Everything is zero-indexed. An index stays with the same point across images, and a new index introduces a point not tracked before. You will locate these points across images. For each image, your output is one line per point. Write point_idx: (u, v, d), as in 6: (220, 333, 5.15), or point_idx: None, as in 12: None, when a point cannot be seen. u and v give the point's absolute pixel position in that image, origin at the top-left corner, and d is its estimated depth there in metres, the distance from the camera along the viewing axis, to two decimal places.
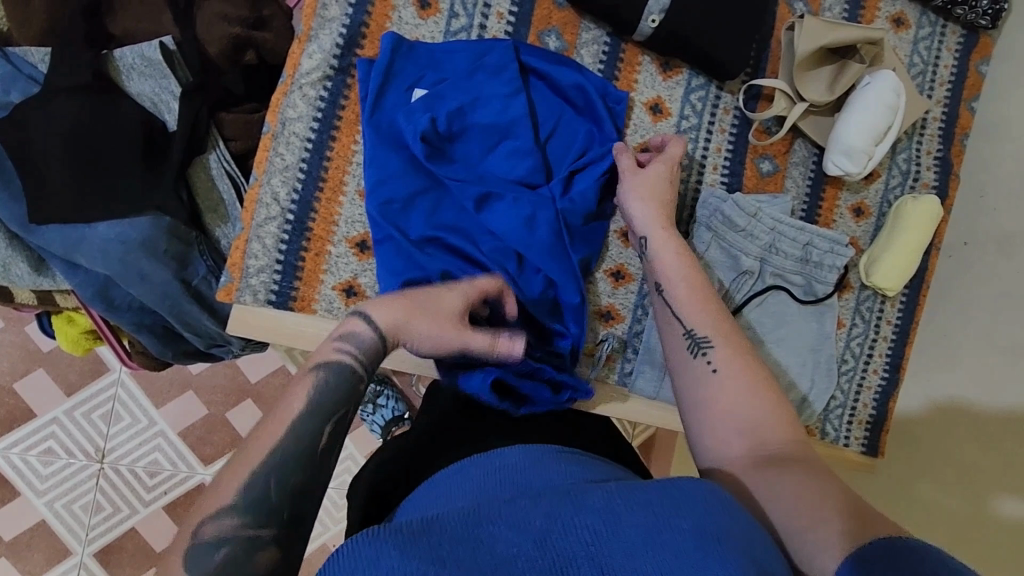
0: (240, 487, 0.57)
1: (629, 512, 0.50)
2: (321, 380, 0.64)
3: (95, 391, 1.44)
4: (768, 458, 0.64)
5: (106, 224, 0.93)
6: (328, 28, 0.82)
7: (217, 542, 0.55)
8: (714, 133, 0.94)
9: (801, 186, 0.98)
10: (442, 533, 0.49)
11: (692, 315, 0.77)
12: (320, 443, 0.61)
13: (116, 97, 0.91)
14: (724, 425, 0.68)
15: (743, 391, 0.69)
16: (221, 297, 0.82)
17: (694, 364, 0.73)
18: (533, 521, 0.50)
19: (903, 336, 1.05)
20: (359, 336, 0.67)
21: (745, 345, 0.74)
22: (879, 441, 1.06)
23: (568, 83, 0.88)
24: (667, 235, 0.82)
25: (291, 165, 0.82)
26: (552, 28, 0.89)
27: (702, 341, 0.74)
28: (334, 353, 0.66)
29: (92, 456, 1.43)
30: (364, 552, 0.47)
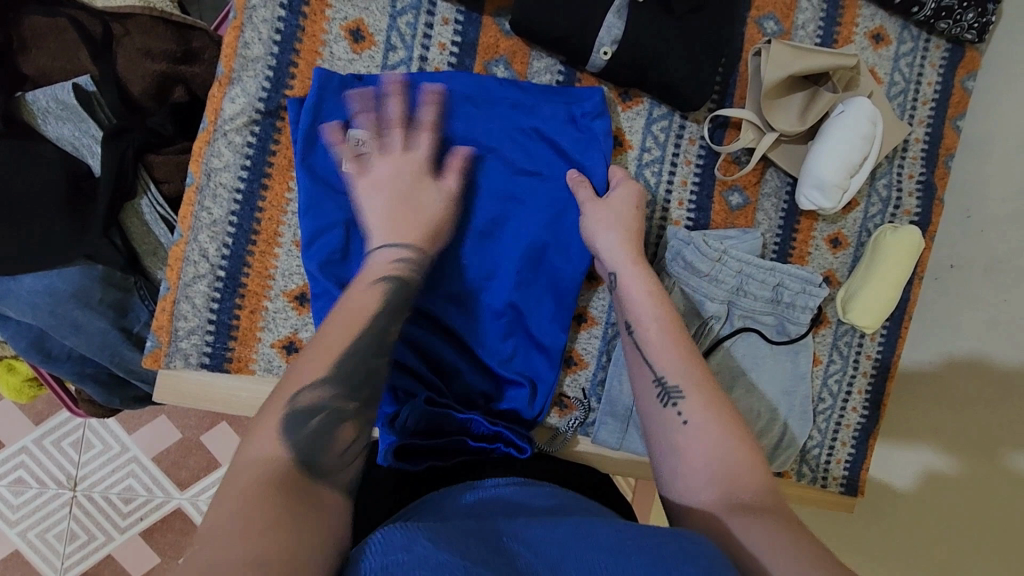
0: (332, 362, 0.58)
1: (636, 548, 0.47)
2: (390, 289, 0.67)
3: (63, 419, 1.40)
4: (737, 503, 0.58)
5: (32, 276, 0.88)
6: (252, 69, 0.76)
7: (310, 410, 0.55)
8: (679, 165, 0.88)
9: (774, 219, 0.92)
10: (467, 537, 0.48)
11: (661, 359, 0.70)
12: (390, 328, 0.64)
13: (34, 142, 0.85)
14: (698, 473, 0.62)
15: (713, 445, 0.63)
16: (147, 362, 0.76)
17: (664, 413, 0.67)
18: (558, 540, 0.48)
19: (884, 371, 0.99)
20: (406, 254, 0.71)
21: (719, 397, 0.67)
22: (859, 481, 1.01)
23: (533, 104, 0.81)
24: (639, 267, 0.76)
25: (219, 219, 0.76)
26: (500, 58, 0.82)
27: (672, 390, 0.68)
28: (392, 267, 0.70)
29: (64, 484, 1.39)
30: (399, 538, 0.45)
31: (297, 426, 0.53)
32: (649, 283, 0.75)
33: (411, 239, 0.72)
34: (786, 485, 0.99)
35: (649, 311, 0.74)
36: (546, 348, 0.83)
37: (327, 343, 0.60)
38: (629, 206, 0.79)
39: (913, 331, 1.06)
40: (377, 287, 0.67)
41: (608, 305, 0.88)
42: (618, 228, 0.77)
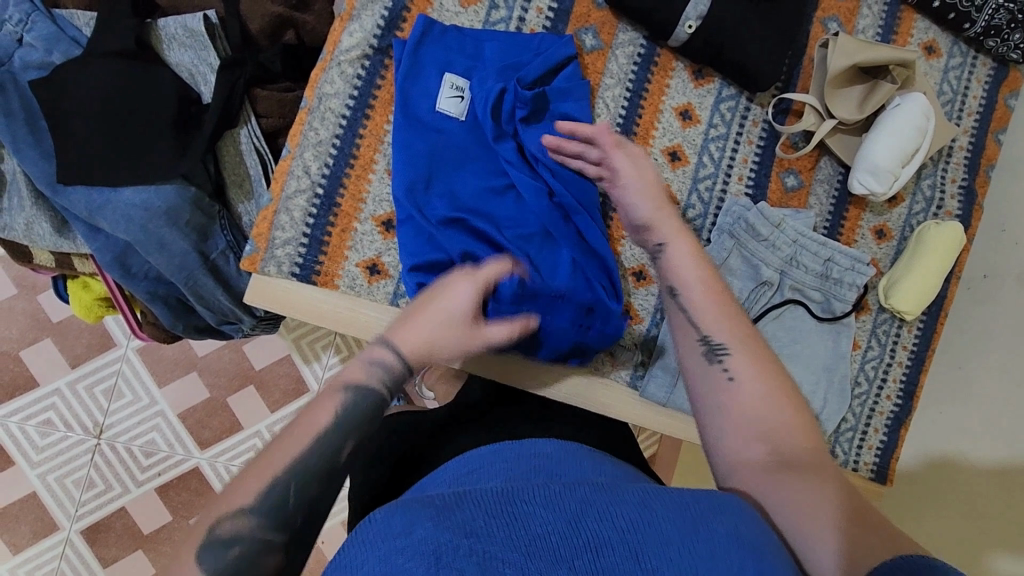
0: (288, 464, 0.55)
1: (663, 508, 0.51)
2: (349, 401, 0.60)
3: (98, 366, 1.36)
4: (785, 461, 0.59)
5: (132, 189, 0.93)
6: (371, 10, 0.83)
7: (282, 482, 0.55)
8: (742, 143, 0.95)
9: (824, 204, 0.98)
10: (474, 504, 0.50)
11: (708, 321, 0.69)
12: (342, 455, 0.58)
13: (157, 65, 0.93)
14: (745, 429, 0.62)
15: (762, 399, 0.63)
16: (244, 264, 0.82)
17: (709, 371, 0.66)
18: (576, 498, 0.51)
19: (918, 363, 1.04)
20: (387, 362, 0.63)
21: (767, 359, 0.67)
22: (889, 468, 1.04)
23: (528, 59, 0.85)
24: (683, 241, 0.74)
25: (324, 140, 0.82)
26: (590, 27, 0.90)
27: (717, 348, 0.67)
28: (362, 375, 0.62)
29: (89, 431, 1.35)
30: (395, 521, 0.49)
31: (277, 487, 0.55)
32: (693, 246, 0.74)
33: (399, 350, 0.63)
34: None
35: (694, 275, 0.72)
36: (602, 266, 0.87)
37: (271, 456, 0.56)
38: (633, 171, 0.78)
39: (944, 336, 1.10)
40: (330, 400, 0.59)
41: None
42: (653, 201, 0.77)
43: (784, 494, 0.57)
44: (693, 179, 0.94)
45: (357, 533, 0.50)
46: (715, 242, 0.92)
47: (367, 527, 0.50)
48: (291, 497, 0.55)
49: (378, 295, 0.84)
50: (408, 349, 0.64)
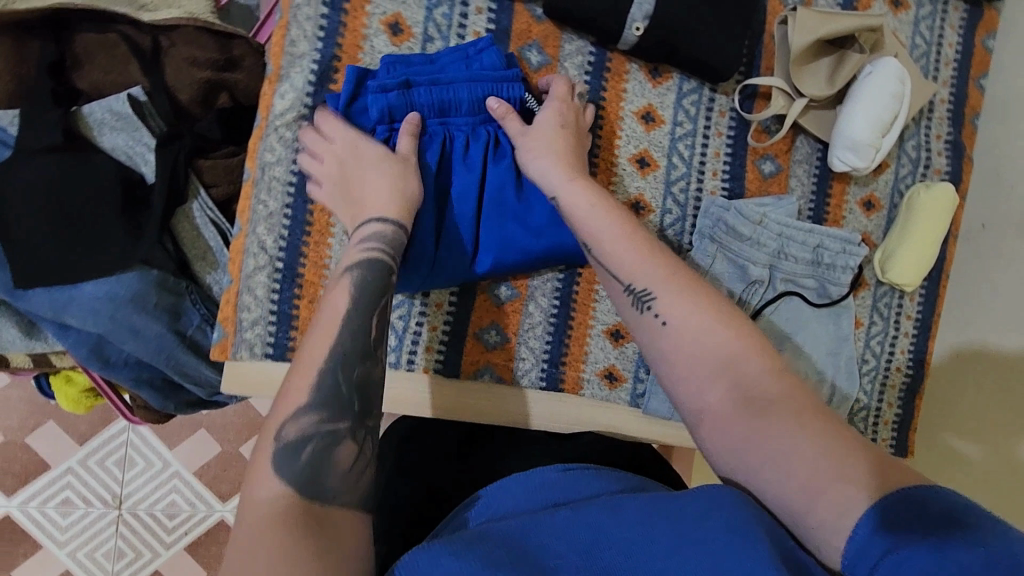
0: (329, 353, 0.61)
1: (668, 521, 0.47)
2: (356, 279, 0.67)
3: (107, 438, 1.31)
4: (753, 404, 0.55)
5: (93, 282, 0.90)
6: (299, 66, 0.78)
7: (300, 441, 0.55)
8: (711, 137, 0.91)
9: (806, 184, 0.94)
10: (495, 541, 0.48)
11: (621, 268, 0.67)
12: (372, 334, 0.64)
13: (92, 153, 0.88)
14: (697, 372, 0.59)
15: (703, 333, 0.60)
16: (214, 353, 0.80)
17: (642, 319, 0.63)
18: (582, 526, 0.48)
19: (926, 329, 1.02)
20: (374, 230, 0.70)
21: (698, 287, 0.63)
22: (908, 442, 1.03)
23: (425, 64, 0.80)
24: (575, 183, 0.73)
25: (275, 212, 0.78)
26: (533, 43, 0.85)
27: (643, 294, 0.64)
28: (358, 253, 0.69)
29: (109, 503, 1.29)
30: (422, 558, 0.46)
31: (289, 458, 0.54)
32: (590, 189, 0.72)
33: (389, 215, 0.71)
34: None
35: (600, 219, 0.70)
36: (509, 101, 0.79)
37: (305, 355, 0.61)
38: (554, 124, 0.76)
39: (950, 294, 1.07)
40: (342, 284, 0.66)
41: None
42: (552, 151, 0.75)
43: (764, 446, 0.53)
44: (666, 183, 0.90)
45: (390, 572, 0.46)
46: (698, 246, 0.89)
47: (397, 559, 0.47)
48: (340, 379, 0.60)
49: None
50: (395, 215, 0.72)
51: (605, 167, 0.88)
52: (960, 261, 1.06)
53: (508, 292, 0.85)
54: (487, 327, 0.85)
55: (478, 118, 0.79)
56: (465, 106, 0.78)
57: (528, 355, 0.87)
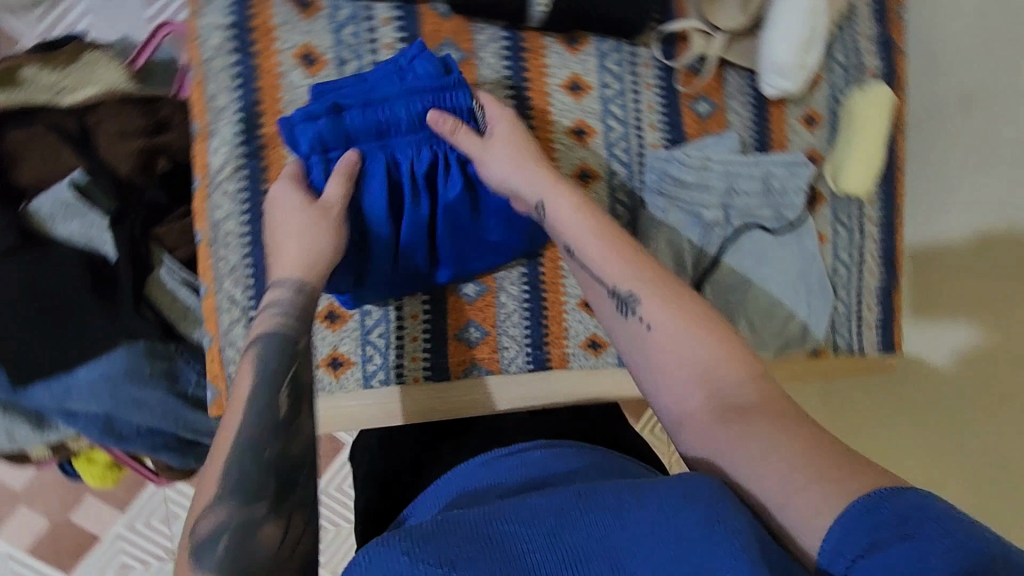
0: (246, 413, 0.58)
1: (638, 508, 0.48)
2: (258, 353, 0.62)
3: (145, 500, 1.33)
4: (731, 409, 0.56)
5: (85, 367, 0.93)
6: (224, 118, 0.78)
7: (214, 534, 0.52)
8: (641, 91, 0.92)
9: (745, 115, 0.95)
10: (452, 534, 0.48)
11: (608, 269, 0.68)
12: (281, 411, 0.59)
13: (51, 246, 0.91)
14: (677, 377, 0.60)
15: (684, 342, 0.61)
16: (212, 411, 0.81)
17: (629, 326, 0.64)
18: (544, 517, 0.49)
19: (890, 229, 1.03)
20: (281, 296, 0.67)
21: (675, 288, 0.65)
22: (894, 337, 1.06)
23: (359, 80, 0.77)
24: (561, 192, 0.73)
25: (237, 265, 0.79)
26: (446, 41, 0.84)
27: (627, 297, 0.65)
28: (262, 325, 0.65)
29: (165, 558, 1.34)
30: (375, 564, 0.46)
31: (209, 551, 0.52)
32: (573, 196, 0.73)
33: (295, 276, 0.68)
34: (826, 363, 1.02)
35: (582, 226, 0.71)
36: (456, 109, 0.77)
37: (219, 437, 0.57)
38: (507, 133, 0.77)
39: (910, 188, 1.09)
40: (247, 361, 0.63)
41: None
42: (525, 162, 0.76)
43: (746, 441, 0.53)
44: (607, 147, 0.91)
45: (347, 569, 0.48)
46: (649, 202, 0.91)
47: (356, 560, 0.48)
48: (247, 465, 0.55)
49: (350, 384, 0.85)
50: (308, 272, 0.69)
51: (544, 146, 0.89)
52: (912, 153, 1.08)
53: (477, 288, 0.88)
54: (467, 325, 0.88)
55: (420, 136, 0.78)
56: (406, 126, 0.76)
57: (511, 343, 0.90)
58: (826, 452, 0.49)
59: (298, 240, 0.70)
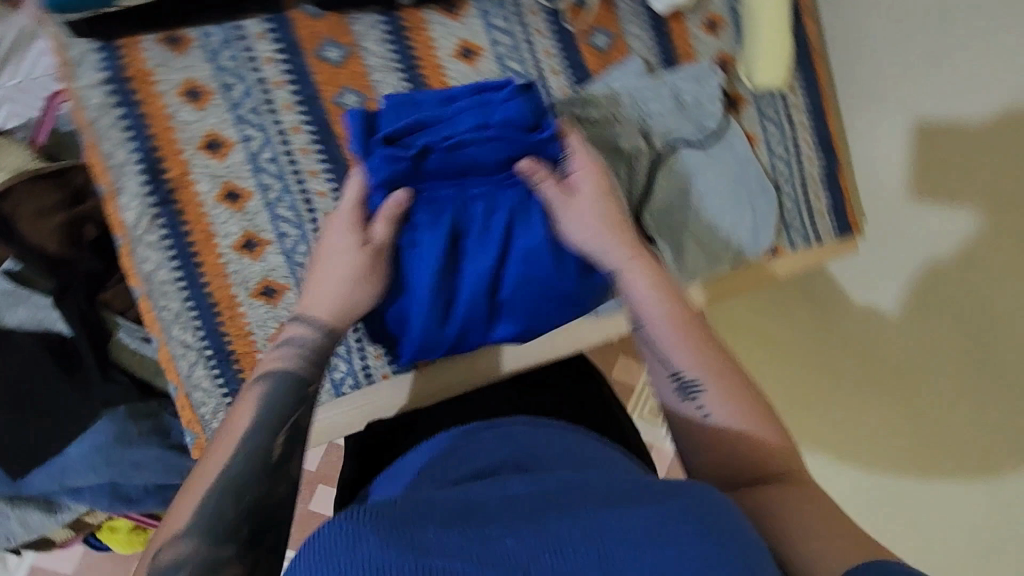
0: (233, 450, 0.60)
1: (644, 518, 0.48)
2: (263, 393, 0.65)
3: None
4: (761, 513, 0.59)
5: (74, 444, 0.95)
6: (126, 172, 0.78)
7: (176, 564, 0.54)
8: (535, 40, 0.91)
9: (645, 37, 0.94)
10: (430, 514, 0.50)
11: (674, 343, 0.69)
12: (273, 454, 0.61)
13: (6, 337, 0.92)
14: (721, 454, 0.65)
15: (746, 429, 0.64)
16: (195, 453, 0.82)
17: (686, 411, 0.67)
18: (541, 502, 0.51)
19: (819, 113, 1.02)
20: (291, 351, 0.69)
21: (742, 388, 0.67)
22: (849, 220, 1.05)
23: (431, 114, 0.79)
24: (637, 263, 0.74)
25: (180, 311, 0.80)
26: (325, 40, 0.83)
27: (690, 383, 0.67)
28: (272, 364, 0.68)
29: None
30: (345, 536, 0.46)
31: None
32: (649, 273, 0.73)
33: (324, 318, 0.71)
34: (785, 261, 1.03)
35: (656, 304, 0.71)
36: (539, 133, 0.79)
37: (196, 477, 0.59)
38: (594, 199, 0.77)
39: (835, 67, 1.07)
40: (251, 396, 0.65)
41: None
42: (600, 225, 0.76)
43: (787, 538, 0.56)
44: None
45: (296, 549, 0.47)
46: None
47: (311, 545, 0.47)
48: (229, 506, 0.57)
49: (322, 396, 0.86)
50: (331, 322, 0.71)
51: None
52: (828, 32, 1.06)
53: None
54: None
55: (506, 176, 0.80)
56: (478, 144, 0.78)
57: None
58: (854, 540, 0.54)
59: (338, 285, 0.72)
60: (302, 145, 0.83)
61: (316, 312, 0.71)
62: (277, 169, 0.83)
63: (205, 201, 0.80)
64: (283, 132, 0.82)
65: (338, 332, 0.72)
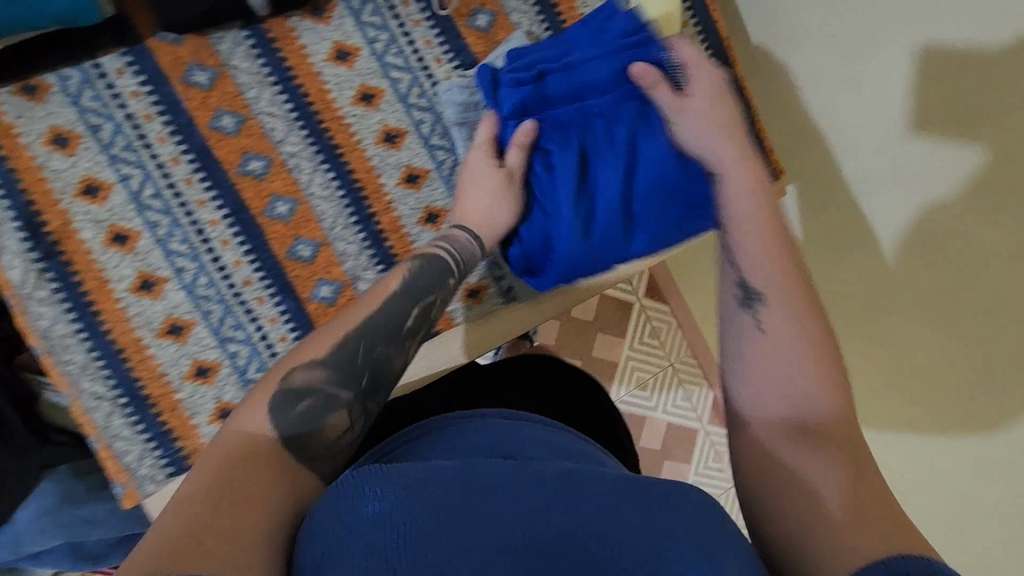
0: (332, 346, 0.66)
1: (633, 509, 0.50)
2: (414, 267, 0.74)
3: None
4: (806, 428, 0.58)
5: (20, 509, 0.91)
6: (4, 231, 0.76)
7: (301, 392, 0.62)
8: (411, 30, 0.88)
9: (528, 9, 0.91)
10: (437, 483, 0.50)
11: (753, 262, 0.70)
12: (359, 362, 0.66)
13: None
14: (775, 366, 0.62)
15: (800, 351, 0.63)
16: (128, 504, 0.80)
17: (741, 317, 0.67)
18: (547, 474, 0.52)
19: (725, 60, 0.99)
20: (459, 237, 0.79)
21: (806, 304, 0.66)
22: (773, 162, 0.98)
23: (619, 30, 0.84)
24: (741, 166, 0.77)
25: (87, 362, 0.78)
26: (189, 64, 0.80)
27: (753, 295, 0.67)
28: (435, 247, 0.77)
29: None
30: (366, 487, 0.49)
31: (282, 413, 0.60)
32: (750, 172, 0.77)
33: (471, 228, 0.80)
34: None
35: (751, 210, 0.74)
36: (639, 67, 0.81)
37: (309, 346, 0.66)
38: (711, 114, 0.79)
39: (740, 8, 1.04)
40: (403, 266, 0.74)
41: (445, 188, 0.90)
42: (714, 125, 0.79)
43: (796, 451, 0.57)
44: (401, 100, 0.88)
45: (310, 516, 0.50)
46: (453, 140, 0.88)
47: (325, 496, 0.51)
48: (325, 400, 0.62)
49: None
50: (480, 231, 0.80)
51: (335, 126, 0.86)
52: None
53: (332, 288, 0.86)
54: None
55: (623, 93, 0.83)
56: (599, 86, 0.83)
57: None
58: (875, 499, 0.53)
59: (488, 197, 0.81)
60: (185, 175, 0.81)
61: (468, 224, 0.80)
62: (162, 204, 0.80)
63: (92, 248, 0.78)
64: (162, 165, 0.80)
65: (487, 242, 0.81)
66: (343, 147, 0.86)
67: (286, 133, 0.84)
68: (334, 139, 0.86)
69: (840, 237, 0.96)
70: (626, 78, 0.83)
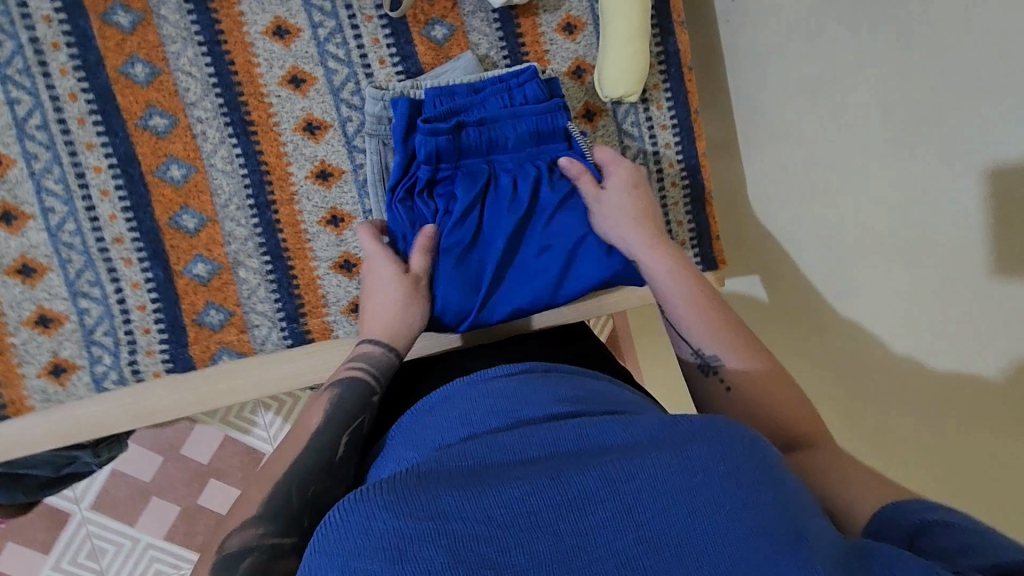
0: (264, 497, 0.57)
1: (707, 485, 0.40)
2: (335, 396, 0.66)
3: (68, 542, 1.13)
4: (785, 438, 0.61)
5: None
6: None
7: (241, 551, 0.53)
8: (361, 25, 0.83)
9: (491, 34, 0.87)
10: (440, 481, 0.42)
11: (695, 327, 0.70)
12: (293, 504, 0.56)
13: None
14: (745, 408, 0.65)
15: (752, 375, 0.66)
16: None
17: (709, 384, 0.68)
18: (574, 455, 0.43)
19: (688, 133, 0.95)
20: (371, 352, 0.71)
21: (747, 337, 0.69)
22: (715, 251, 0.97)
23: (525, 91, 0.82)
24: (656, 251, 0.76)
25: None
26: (114, 3, 0.76)
27: (710, 360, 0.68)
28: (347, 370, 0.69)
29: None
30: (352, 520, 0.41)
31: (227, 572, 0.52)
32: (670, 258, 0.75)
33: (379, 339, 0.72)
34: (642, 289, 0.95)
35: (676, 266, 0.74)
36: (554, 134, 0.83)
37: (246, 501, 0.57)
38: (628, 191, 0.80)
39: (729, 80, 0.99)
40: (323, 400, 0.66)
41: (357, 194, 0.85)
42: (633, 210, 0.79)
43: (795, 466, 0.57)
44: (333, 93, 0.83)
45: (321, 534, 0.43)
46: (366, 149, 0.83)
47: (324, 526, 0.43)
48: (262, 555, 0.53)
49: (81, 390, 0.78)
50: (397, 344, 0.73)
51: (256, 103, 0.81)
52: (723, 47, 0.98)
53: (209, 268, 0.81)
54: (206, 308, 0.81)
55: (524, 152, 0.83)
56: (511, 142, 0.82)
57: (261, 321, 0.83)
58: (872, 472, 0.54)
59: (395, 308, 0.74)
60: (79, 114, 0.76)
61: (375, 336, 0.72)
62: (47, 137, 0.76)
63: None
64: (56, 98, 0.75)
65: (401, 346, 0.73)
66: (259, 128, 0.81)
67: (201, 96, 0.79)
68: (251, 116, 0.81)
69: (834, 334, 0.87)
70: (542, 139, 0.83)
